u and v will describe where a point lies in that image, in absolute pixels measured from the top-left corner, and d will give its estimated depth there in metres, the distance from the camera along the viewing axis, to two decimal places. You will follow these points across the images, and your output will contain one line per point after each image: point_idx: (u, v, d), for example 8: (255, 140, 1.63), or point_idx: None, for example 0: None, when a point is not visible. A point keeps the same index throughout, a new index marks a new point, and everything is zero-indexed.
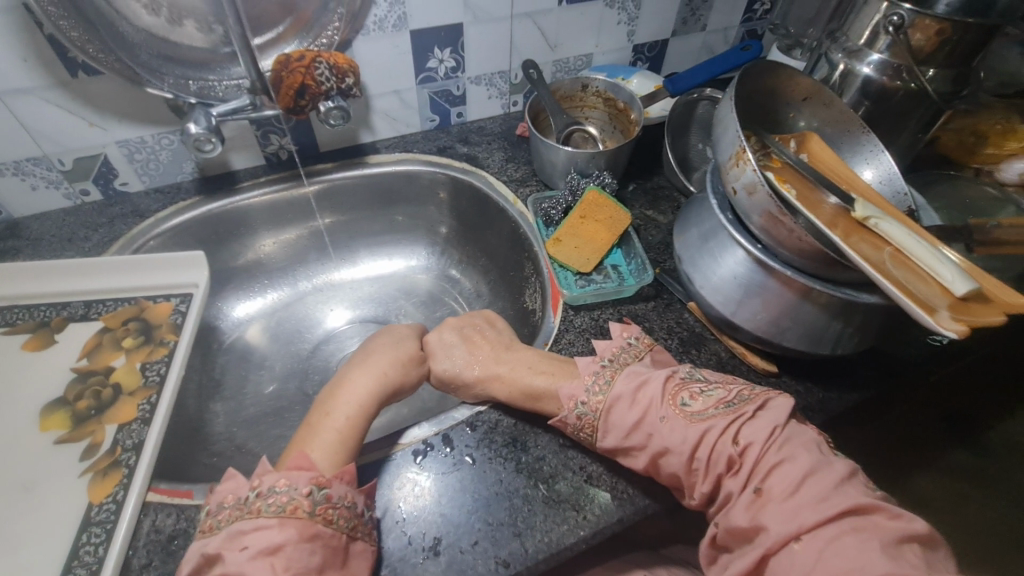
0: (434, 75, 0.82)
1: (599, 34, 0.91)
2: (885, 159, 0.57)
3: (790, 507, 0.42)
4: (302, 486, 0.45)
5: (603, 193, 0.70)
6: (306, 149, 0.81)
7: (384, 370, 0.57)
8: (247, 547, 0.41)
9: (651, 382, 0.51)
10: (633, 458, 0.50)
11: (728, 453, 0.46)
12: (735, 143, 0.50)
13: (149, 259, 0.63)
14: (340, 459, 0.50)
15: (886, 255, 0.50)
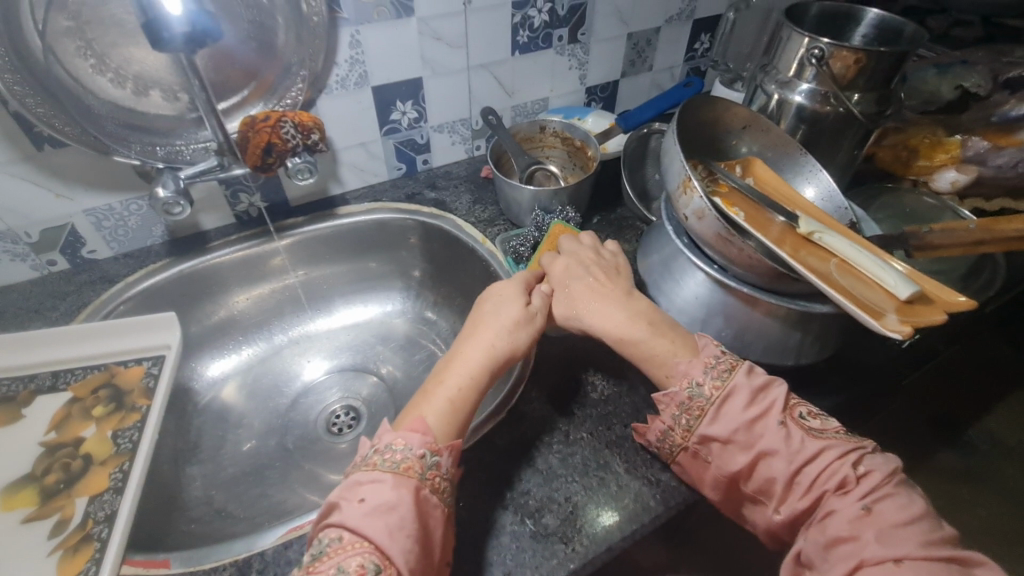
0: (399, 126, 0.86)
1: (553, 79, 0.96)
2: (823, 177, 0.61)
3: (905, 539, 0.42)
4: (416, 448, 0.48)
5: (568, 227, 0.76)
6: (277, 205, 0.83)
7: (504, 339, 0.58)
8: (365, 501, 0.44)
9: (774, 386, 0.52)
10: (733, 453, 0.49)
11: (846, 471, 0.46)
12: (682, 172, 0.54)
13: (121, 323, 0.62)
14: (452, 429, 0.51)
15: (832, 266, 0.53)
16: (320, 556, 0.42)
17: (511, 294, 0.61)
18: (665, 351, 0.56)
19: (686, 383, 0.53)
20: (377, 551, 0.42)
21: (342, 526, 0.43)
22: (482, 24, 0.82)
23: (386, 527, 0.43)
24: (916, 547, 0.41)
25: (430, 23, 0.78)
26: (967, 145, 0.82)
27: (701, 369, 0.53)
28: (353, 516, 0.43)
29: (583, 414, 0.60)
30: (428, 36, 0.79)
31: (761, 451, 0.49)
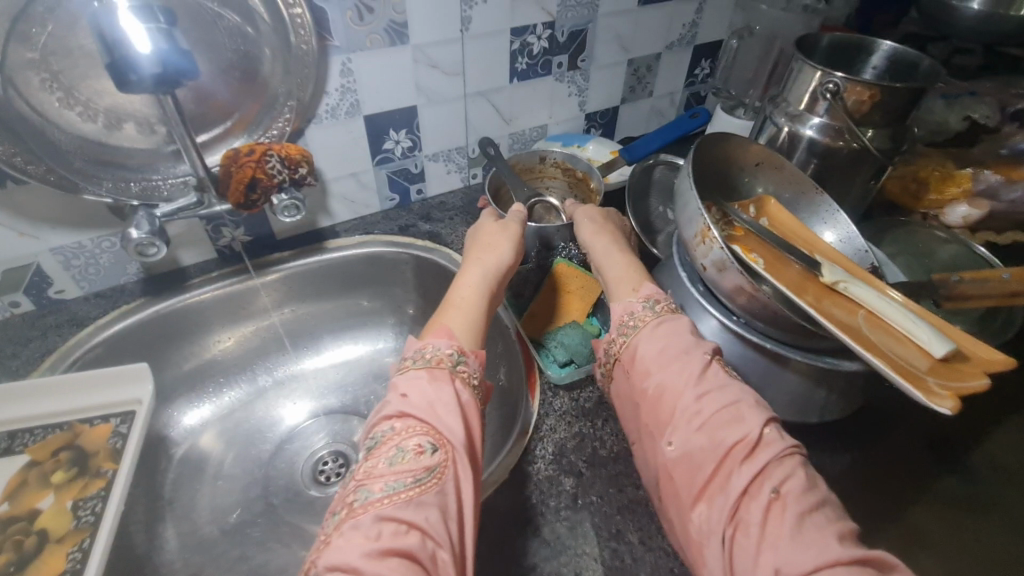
0: (391, 156, 0.82)
1: (552, 106, 0.93)
2: (843, 219, 0.59)
3: (807, 525, 0.39)
4: (445, 347, 0.53)
5: (573, 265, 0.72)
6: (262, 239, 0.79)
7: (501, 260, 0.64)
8: (408, 393, 0.49)
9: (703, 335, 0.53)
10: (647, 377, 0.51)
11: (750, 433, 0.45)
12: (700, 221, 0.50)
13: (87, 376, 0.57)
14: (475, 337, 0.57)
15: (861, 319, 0.49)
16: (377, 447, 0.46)
17: (503, 229, 0.68)
18: (623, 277, 0.62)
19: (644, 297, 0.57)
20: (431, 433, 0.46)
21: (394, 418, 0.47)
22: (480, 51, 0.78)
23: (436, 408, 0.48)
24: (831, 541, 0.38)
25: (425, 51, 0.74)
26: (978, 178, 0.79)
27: (660, 292, 0.58)
28: (403, 407, 0.48)
29: (592, 475, 0.55)
30: (423, 64, 0.75)
31: (676, 403, 0.48)
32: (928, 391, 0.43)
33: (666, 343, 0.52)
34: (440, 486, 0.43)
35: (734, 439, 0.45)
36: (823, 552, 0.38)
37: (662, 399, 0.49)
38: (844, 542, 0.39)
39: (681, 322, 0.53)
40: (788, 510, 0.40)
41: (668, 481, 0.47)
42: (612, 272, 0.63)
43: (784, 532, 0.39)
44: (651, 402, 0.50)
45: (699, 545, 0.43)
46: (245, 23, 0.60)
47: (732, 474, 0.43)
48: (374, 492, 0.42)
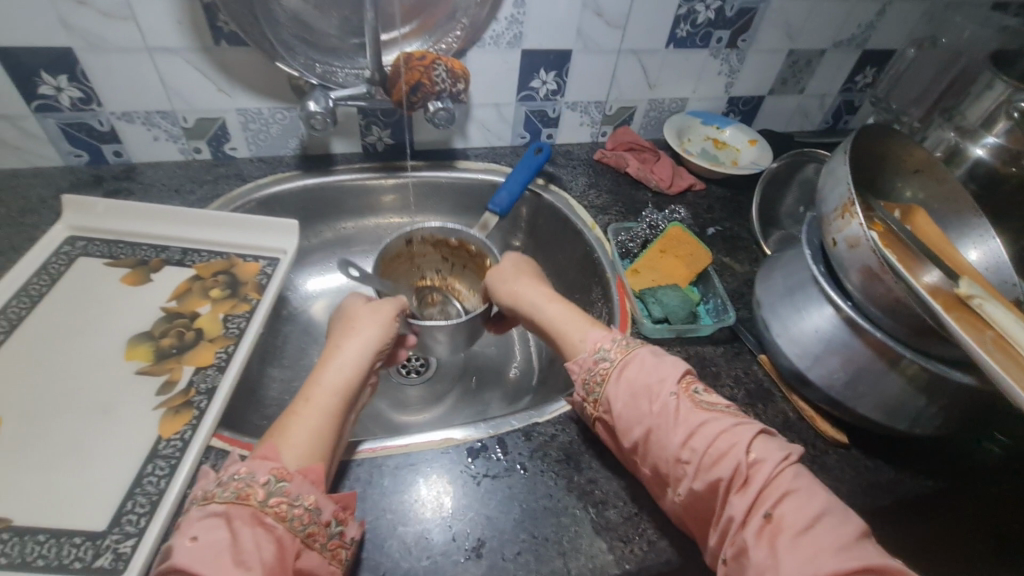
0: (535, 95, 0.85)
1: (698, 81, 0.92)
2: (995, 244, 0.56)
3: (810, 544, 0.39)
4: (260, 475, 0.41)
5: (685, 229, 0.72)
6: (403, 146, 0.85)
7: (357, 355, 0.53)
8: (195, 537, 0.38)
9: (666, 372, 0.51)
10: (627, 432, 0.49)
11: (737, 460, 0.44)
12: (844, 196, 0.49)
13: (249, 219, 0.66)
14: (320, 452, 0.46)
15: (986, 338, 0.45)
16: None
17: (358, 322, 0.57)
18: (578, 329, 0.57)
19: (594, 350, 0.54)
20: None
21: (170, 572, 0.36)
22: (647, 9, 0.79)
23: (221, 566, 0.36)
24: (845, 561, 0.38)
25: None
26: None
27: (608, 338, 0.55)
28: (181, 557, 0.37)
29: None
30: (589, 11, 0.77)
31: (664, 455, 0.47)
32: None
33: (636, 388, 0.50)
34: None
35: (727, 473, 0.44)
36: (823, 566, 0.38)
37: (652, 446, 0.48)
38: (845, 556, 0.38)
39: (649, 361, 0.52)
40: (788, 535, 0.40)
41: (687, 519, 0.47)
42: (557, 322, 0.59)
43: (785, 552, 0.39)
44: (641, 453, 0.49)
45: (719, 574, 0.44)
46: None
47: (729, 503, 0.44)
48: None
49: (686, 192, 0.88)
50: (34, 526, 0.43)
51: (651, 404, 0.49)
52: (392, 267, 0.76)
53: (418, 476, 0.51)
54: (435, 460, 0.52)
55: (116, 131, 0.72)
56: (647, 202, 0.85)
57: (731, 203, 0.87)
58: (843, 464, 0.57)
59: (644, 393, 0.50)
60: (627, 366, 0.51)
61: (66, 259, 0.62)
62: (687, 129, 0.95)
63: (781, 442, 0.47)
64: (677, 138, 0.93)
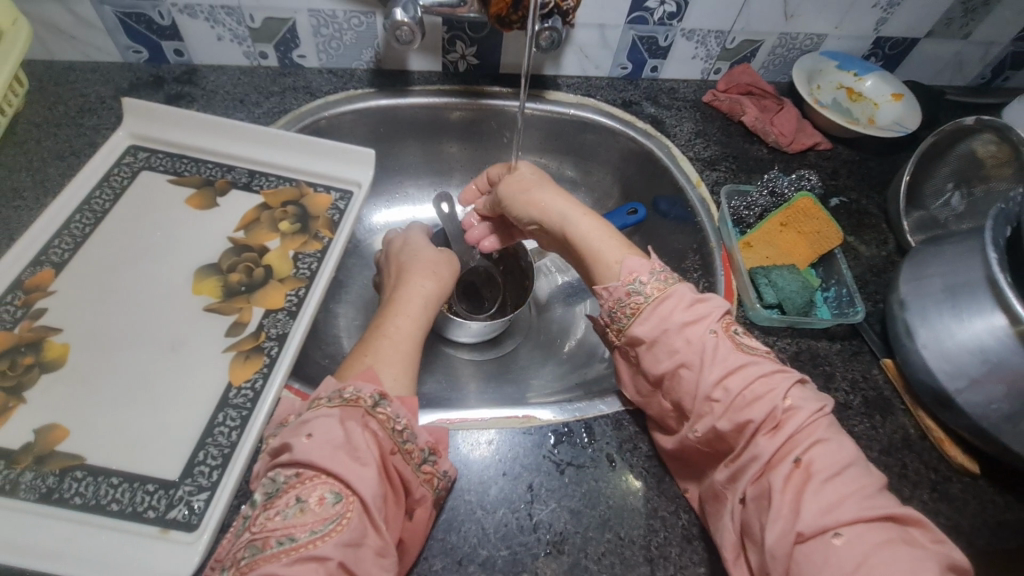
0: (648, 18, 0.72)
1: (845, 14, 0.76)
2: None
3: (835, 492, 0.37)
4: (366, 389, 0.42)
5: (816, 202, 0.61)
6: (487, 68, 0.74)
7: (416, 311, 0.55)
8: (312, 434, 0.38)
9: (702, 320, 0.45)
10: (656, 362, 0.45)
11: (773, 404, 0.40)
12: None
13: (321, 144, 0.59)
14: (406, 384, 0.47)
15: None
16: (274, 496, 0.36)
17: (426, 287, 0.58)
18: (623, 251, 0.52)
19: (627, 280, 0.48)
20: (339, 479, 0.37)
21: (295, 463, 0.37)
22: None
23: (341, 460, 0.37)
24: (861, 512, 0.36)
25: None
26: None
27: (647, 269, 0.48)
28: (300, 451, 0.38)
29: None
30: None
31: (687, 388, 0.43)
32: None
33: (679, 316, 0.45)
34: (345, 537, 0.35)
35: (758, 415, 0.40)
36: (845, 512, 0.36)
37: (677, 383, 0.44)
38: (866, 504, 0.36)
39: (685, 303, 0.46)
40: (812, 481, 0.37)
41: (695, 454, 0.45)
42: (592, 240, 0.53)
43: (810, 495, 0.37)
44: (666, 385, 0.45)
45: (718, 504, 0.42)
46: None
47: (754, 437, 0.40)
48: (265, 548, 0.34)
49: (808, 151, 0.75)
50: (108, 466, 0.41)
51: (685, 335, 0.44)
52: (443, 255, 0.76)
53: (496, 456, 0.47)
54: (517, 441, 0.48)
55: (178, 26, 0.64)
56: (761, 160, 0.74)
57: (860, 170, 0.74)
58: (967, 496, 0.50)
59: (678, 332, 0.44)
60: (664, 302, 0.46)
61: (128, 172, 0.57)
62: (817, 73, 0.80)
63: (816, 392, 0.43)
64: (805, 83, 0.78)
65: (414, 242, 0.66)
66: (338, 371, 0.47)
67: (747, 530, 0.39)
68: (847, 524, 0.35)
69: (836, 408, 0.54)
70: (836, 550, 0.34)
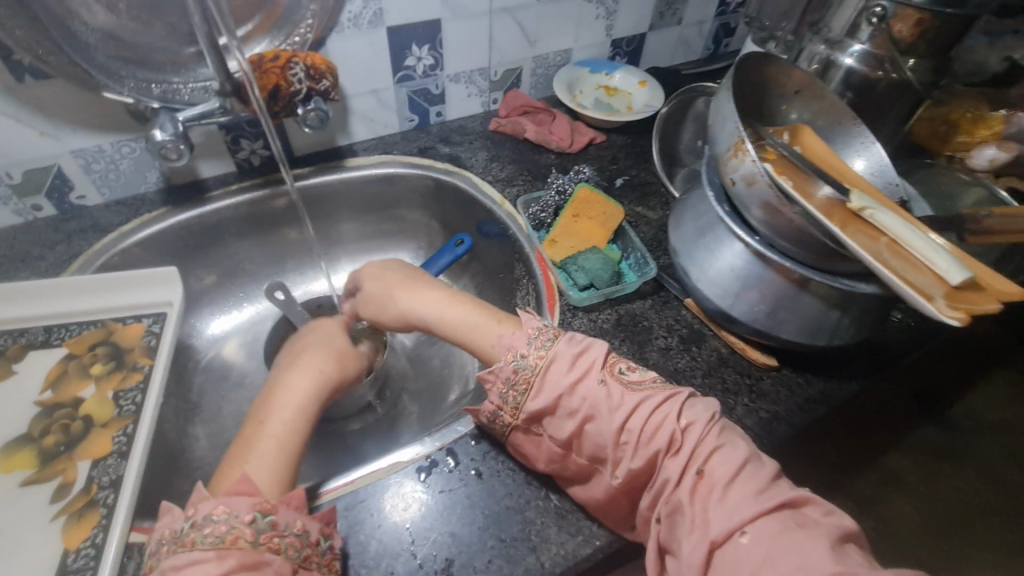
0: (412, 74, 0.80)
1: (578, 29, 0.89)
2: (876, 150, 0.58)
3: (735, 496, 0.41)
4: (245, 514, 0.40)
5: (595, 190, 0.71)
6: (281, 155, 0.78)
7: (302, 383, 0.53)
8: None
9: (589, 372, 0.48)
10: (559, 423, 0.47)
11: (672, 430, 0.45)
12: (734, 135, 0.49)
13: (117, 277, 0.58)
14: (283, 481, 0.46)
15: (883, 246, 0.49)
16: None
17: (315, 368, 0.55)
18: (497, 322, 0.56)
19: (511, 356, 0.49)
20: None
21: None
22: None
23: None
24: (757, 507, 0.40)
25: None
26: (1011, 120, 0.78)
27: (524, 341, 0.50)
28: None
29: None
30: None
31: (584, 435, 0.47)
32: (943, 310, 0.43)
33: (570, 369, 0.48)
34: None
35: (660, 443, 0.44)
36: (745, 511, 0.40)
37: (585, 435, 0.46)
38: (763, 493, 0.41)
39: (566, 359, 0.48)
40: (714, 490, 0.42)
41: (622, 500, 0.47)
42: (465, 324, 0.56)
43: (716, 504, 0.41)
44: (572, 442, 0.47)
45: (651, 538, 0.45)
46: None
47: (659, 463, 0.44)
48: None
49: (588, 146, 0.86)
50: None
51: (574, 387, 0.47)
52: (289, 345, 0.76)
53: (371, 512, 0.48)
54: (387, 490, 0.50)
55: None
56: (551, 165, 0.83)
57: (634, 150, 0.86)
58: (778, 387, 0.59)
59: (572, 389, 0.47)
60: (550, 368, 0.48)
61: None
62: (576, 81, 0.92)
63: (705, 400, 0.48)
64: (568, 93, 0.90)
65: (315, 329, 0.63)
66: (209, 485, 0.45)
67: (670, 550, 0.43)
68: (749, 521, 0.40)
69: (661, 355, 0.61)
70: (744, 548, 0.39)
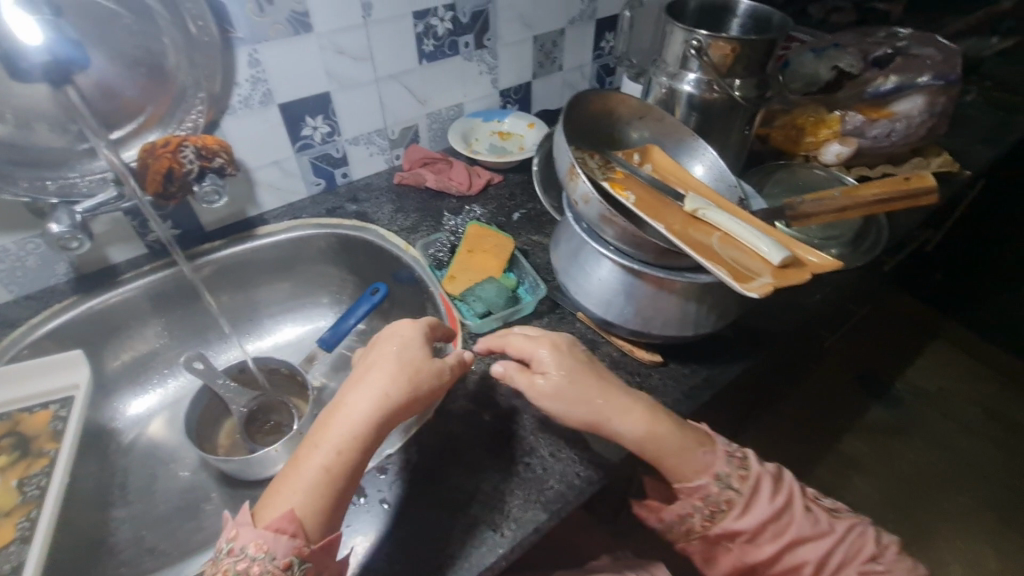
0: (311, 142, 0.86)
1: (465, 85, 0.98)
2: (713, 158, 0.66)
3: None
4: (279, 558, 0.45)
5: (484, 226, 0.78)
6: (192, 232, 0.82)
7: (369, 408, 0.52)
8: None
9: (792, 507, 0.59)
10: (738, 529, 0.58)
11: (872, 550, 0.59)
12: (566, 164, 0.57)
13: (20, 368, 0.60)
14: (326, 516, 0.49)
15: (715, 241, 0.57)
16: None
17: (378, 396, 0.53)
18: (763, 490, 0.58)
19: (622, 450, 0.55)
20: None
21: None
22: (386, 35, 0.83)
23: None
24: None
25: (330, 37, 0.78)
26: (846, 120, 0.90)
27: (618, 413, 0.55)
28: None
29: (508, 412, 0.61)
30: (330, 51, 0.80)
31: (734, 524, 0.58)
32: (756, 287, 0.51)
33: (776, 506, 0.58)
34: None
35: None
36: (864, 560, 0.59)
37: (788, 530, 0.58)
38: None
39: (756, 491, 0.58)
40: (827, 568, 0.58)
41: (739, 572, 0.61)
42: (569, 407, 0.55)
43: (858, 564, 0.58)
44: (764, 527, 0.58)
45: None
46: (152, 28, 0.66)
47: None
48: None
49: (487, 187, 0.93)
50: None
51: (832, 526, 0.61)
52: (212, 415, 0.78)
53: None
54: None
55: None
56: (454, 209, 0.89)
57: (530, 185, 0.94)
58: (665, 380, 0.65)
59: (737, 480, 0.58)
60: (756, 493, 0.58)
61: None
62: (471, 130, 1.01)
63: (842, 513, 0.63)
64: (463, 142, 0.98)
65: (399, 334, 0.58)
66: (257, 506, 0.50)
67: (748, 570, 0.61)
68: None
69: None
70: None
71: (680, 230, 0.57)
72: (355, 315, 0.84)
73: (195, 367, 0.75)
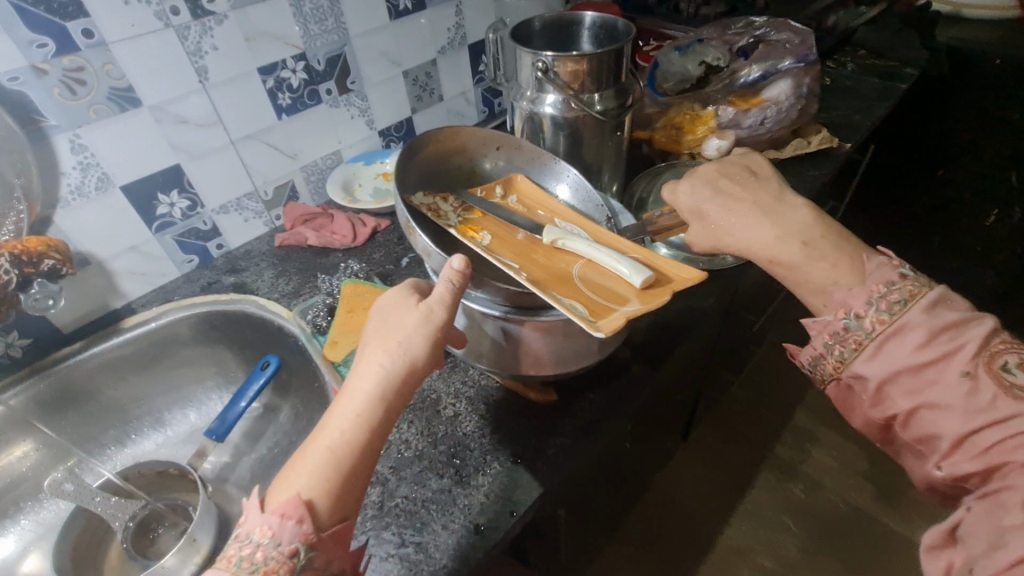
0: (171, 220, 0.80)
1: (337, 132, 0.94)
2: (576, 177, 0.65)
3: (913, 380, 0.44)
4: (284, 545, 0.41)
5: (359, 283, 0.77)
6: (43, 341, 0.74)
7: (372, 387, 0.46)
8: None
9: (913, 330, 0.44)
10: (925, 377, 0.44)
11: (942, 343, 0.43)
12: (404, 222, 0.55)
13: None
14: (332, 481, 0.44)
15: (579, 269, 0.56)
16: None
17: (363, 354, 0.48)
18: (826, 277, 0.51)
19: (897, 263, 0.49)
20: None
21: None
22: (232, 97, 0.78)
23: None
24: (959, 391, 0.42)
25: (166, 109, 0.73)
26: (719, 114, 0.90)
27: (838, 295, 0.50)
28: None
29: (394, 479, 0.57)
30: (169, 122, 0.74)
31: (870, 359, 0.46)
32: (609, 321, 0.49)
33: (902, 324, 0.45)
34: None
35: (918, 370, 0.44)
36: (907, 386, 0.45)
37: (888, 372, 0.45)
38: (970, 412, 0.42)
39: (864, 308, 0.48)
40: (985, 388, 0.41)
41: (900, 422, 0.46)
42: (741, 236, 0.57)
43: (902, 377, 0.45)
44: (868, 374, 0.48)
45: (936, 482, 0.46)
46: None
47: (974, 435, 0.41)
48: None
49: (374, 234, 0.89)
50: None
51: (861, 324, 0.47)
52: (94, 534, 0.71)
53: None
54: None
55: None
56: (339, 264, 0.85)
57: None
58: (561, 418, 0.62)
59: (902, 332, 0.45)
60: (893, 338, 0.45)
61: None
62: (353, 176, 0.96)
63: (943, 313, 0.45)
64: (344, 191, 0.94)
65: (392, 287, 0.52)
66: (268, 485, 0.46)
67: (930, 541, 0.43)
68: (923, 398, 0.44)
69: (447, 424, 0.62)
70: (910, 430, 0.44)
71: (537, 269, 0.56)
72: (245, 395, 0.78)
73: (65, 488, 0.66)
